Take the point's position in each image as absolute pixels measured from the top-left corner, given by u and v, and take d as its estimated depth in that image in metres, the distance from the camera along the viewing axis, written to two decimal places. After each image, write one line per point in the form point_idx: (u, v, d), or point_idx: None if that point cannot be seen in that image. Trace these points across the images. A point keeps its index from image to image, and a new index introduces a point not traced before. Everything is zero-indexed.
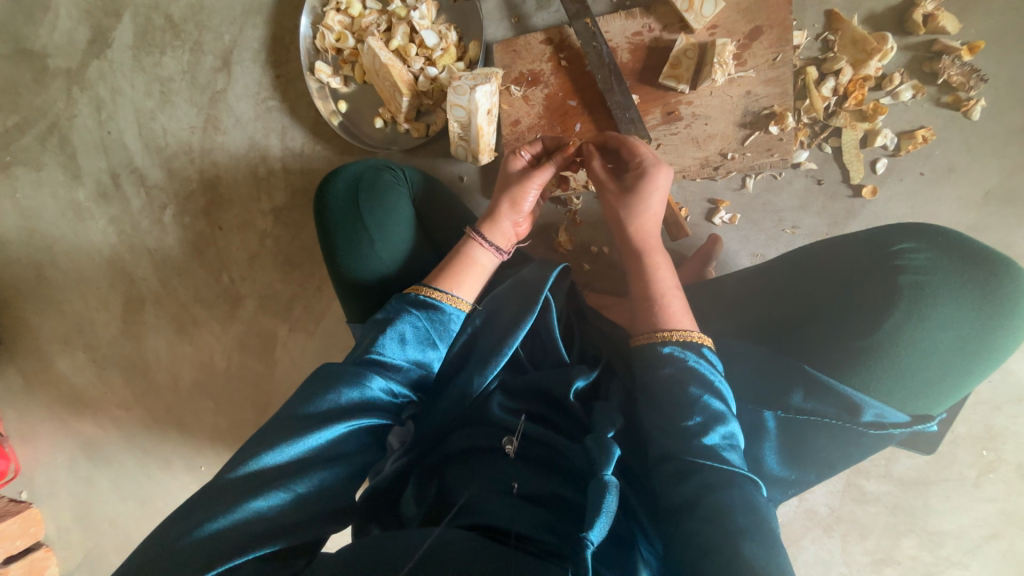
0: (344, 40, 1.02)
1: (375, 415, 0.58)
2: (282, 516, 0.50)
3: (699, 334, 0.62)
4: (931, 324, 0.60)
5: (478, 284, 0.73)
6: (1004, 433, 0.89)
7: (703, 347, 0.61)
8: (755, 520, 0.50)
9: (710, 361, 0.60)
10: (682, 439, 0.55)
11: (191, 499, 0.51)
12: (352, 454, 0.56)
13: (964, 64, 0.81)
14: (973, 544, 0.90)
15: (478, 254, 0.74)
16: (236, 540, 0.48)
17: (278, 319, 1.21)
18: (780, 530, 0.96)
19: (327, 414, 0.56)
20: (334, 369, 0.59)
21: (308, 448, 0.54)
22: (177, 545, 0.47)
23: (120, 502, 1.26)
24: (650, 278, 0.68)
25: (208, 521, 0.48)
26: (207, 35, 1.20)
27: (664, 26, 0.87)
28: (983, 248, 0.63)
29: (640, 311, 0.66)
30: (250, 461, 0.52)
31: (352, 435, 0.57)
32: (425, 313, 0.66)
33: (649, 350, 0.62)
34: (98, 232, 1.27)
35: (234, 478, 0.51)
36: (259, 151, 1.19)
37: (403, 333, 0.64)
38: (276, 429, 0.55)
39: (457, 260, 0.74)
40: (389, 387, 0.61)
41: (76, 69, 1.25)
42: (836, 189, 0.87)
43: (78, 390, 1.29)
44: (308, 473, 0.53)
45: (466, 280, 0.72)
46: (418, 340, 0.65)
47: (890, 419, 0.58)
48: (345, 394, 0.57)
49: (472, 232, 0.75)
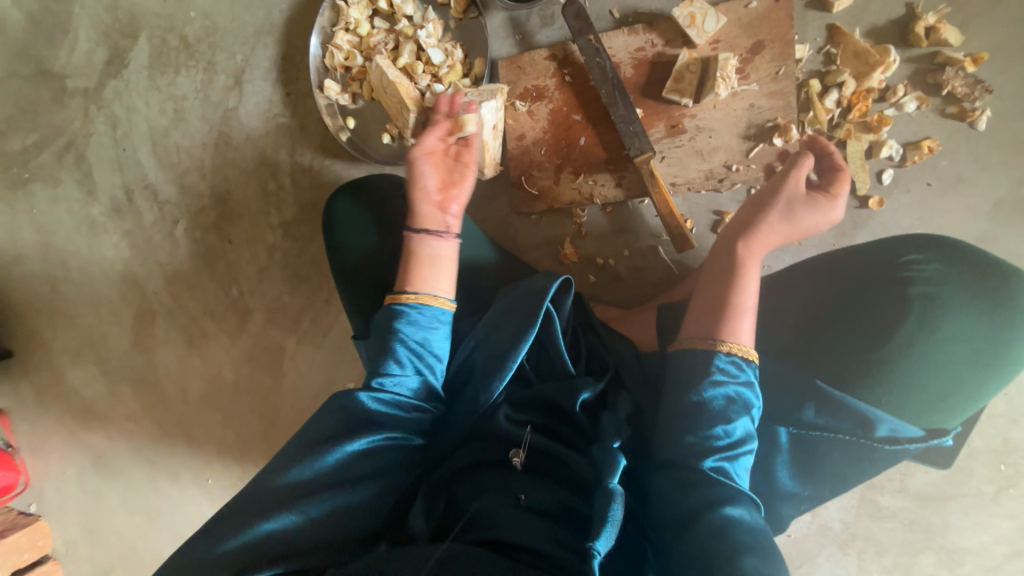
0: (353, 59, 1.04)
1: (389, 432, 0.60)
2: (298, 533, 0.52)
3: (750, 349, 0.60)
4: (942, 336, 0.60)
5: (448, 271, 0.72)
6: (1022, 447, 0.87)
7: (751, 363, 0.59)
8: (756, 537, 0.50)
9: (751, 376, 0.58)
10: (685, 448, 0.55)
11: (219, 513, 0.53)
12: (366, 471, 0.57)
13: (968, 75, 0.81)
14: (994, 562, 0.88)
15: (426, 246, 0.71)
16: (255, 557, 0.49)
17: (286, 332, 1.22)
18: (794, 546, 0.94)
19: (341, 433, 0.57)
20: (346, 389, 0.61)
21: (327, 466, 0.55)
22: (201, 560, 0.49)
23: (127, 515, 1.27)
24: (730, 290, 0.64)
25: (228, 539, 0.50)
26: (220, 55, 1.23)
27: (667, 41, 0.88)
28: (991, 259, 0.62)
29: None
30: (274, 478, 0.54)
31: (369, 452, 0.58)
32: (425, 325, 0.66)
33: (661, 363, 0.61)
34: (112, 246, 1.29)
35: (258, 495, 0.53)
36: (269, 166, 1.21)
37: (406, 347, 0.64)
38: (294, 450, 0.57)
39: (411, 261, 0.71)
40: (403, 404, 0.62)
41: (93, 88, 1.29)
42: (842, 200, 0.87)
43: (88, 403, 1.30)
44: (324, 491, 0.54)
45: (426, 275, 0.70)
46: (422, 352, 0.65)
47: (904, 434, 0.57)
48: (360, 412, 0.59)
49: (415, 231, 0.72)
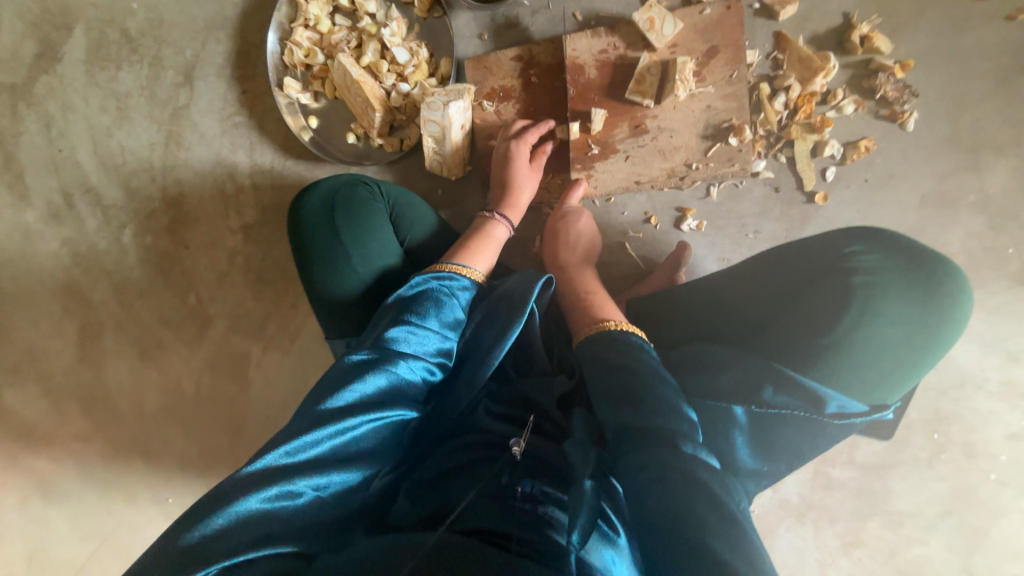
0: (313, 56, 1.01)
1: (403, 404, 0.61)
2: (290, 516, 0.50)
3: (629, 324, 0.70)
4: (881, 320, 0.65)
5: (493, 256, 0.83)
6: (952, 416, 0.95)
7: (636, 337, 0.68)
8: (721, 515, 0.48)
9: (649, 351, 0.65)
10: (656, 425, 0.55)
11: (203, 498, 0.51)
12: (365, 454, 0.57)
13: (898, 80, 0.88)
14: (930, 521, 0.96)
15: (493, 229, 0.85)
16: (241, 538, 0.47)
17: (250, 339, 1.17)
18: (757, 520, 1.00)
19: (344, 408, 0.57)
20: (353, 363, 0.61)
21: (328, 446, 0.55)
22: (182, 544, 0.47)
23: (77, 542, 1.18)
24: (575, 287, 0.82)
25: (212, 518, 0.48)
26: (167, 50, 1.16)
27: (629, 44, 0.91)
28: (922, 249, 0.69)
29: (577, 317, 0.76)
30: (266, 456, 0.53)
31: (372, 433, 0.58)
32: (444, 289, 0.71)
33: (591, 342, 0.68)
34: (50, 255, 1.20)
35: (248, 475, 0.51)
36: (226, 167, 1.16)
37: (419, 314, 0.67)
38: (284, 433, 0.56)
39: (478, 236, 0.84)
40: (412, 372, 0.63)
41: (22, 84, 1.19)
42: (792, 196, 0.92)
43: (27, 424, 1.20)
44: (318, 473, 0.53)
45: (483, 254, 0.81)
46: (436, 320, 0.67)
47: (851, 409, 0.63)
48: (370, 385, 0.60)
49: (490, 213, 0.87)
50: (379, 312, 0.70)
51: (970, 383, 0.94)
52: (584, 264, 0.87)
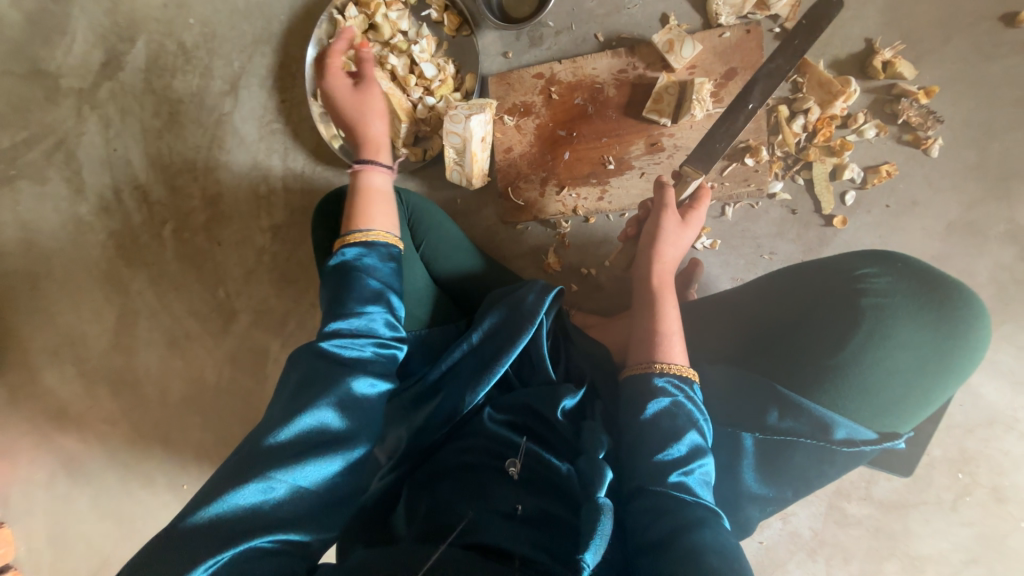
0: (348, 69, 1.07)
1: (371, 376, 0.59)
2: (279, 502, 0.49)
3: (690, 369, 0.65)
4: (891, 344, 0.63)
5: (387, 208, 0.77)
6: (979, 456, 0.90)
7: (691, 381, 0.64)
8: (725, 560, 0.51)
9: (697, 397, 0.63)
10: (661, 467, 0.58)
11: (204, 486, 0.50)
12: (346, 432, 0.54)
13: (921, 106, 0.86)
14: (953, 569, 0.90)
15: (371, 180, 0.79)
16: (241, 525, 0.47)
17: (271, 335, 1.22)
18: (766, 553, 0.96)
19: (317, 389, 0.55)
20: (320, 344, 0.59)
21: (308, 427, 0.53)
22: (184, 530, 0.46)
23: (97, 521, 1.24)
24: (657, 318, 0.70)
25: (208, 507, 0.47)
26: (217, 61, 1.26)
27: (648, 64, 0.94)
28: (937, 274, 0.67)
29: (637, 347, 0.69)
30: (255, 444, 0.51)
31: (346, 410, 0.55)
32: (359, 264, 0.67)
33: (645, 380, 0.64)
34: (97, 245, 1.29)
35: (240, 462, 0.50)
36: (261, 171, 1.23)
37: (344, 295, 0.63)
38: (274, 415, 0.54)
39: (359, 196, 0.77)
40: (369, 348, 0.61)
41: (88, 89, 1.31)
42: (809, 218, 0.91)
43: (62, 403, 1.27)
44: (300, 461, 0.51)
45: (377, 210, 0.75)
46: (364, 290, 0.64)
47: (860, 436, 0.61)
48: (330, 365, 0.57)
49: (359, 165, 0.80)
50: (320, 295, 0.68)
51: (1000, 423, 0.89)
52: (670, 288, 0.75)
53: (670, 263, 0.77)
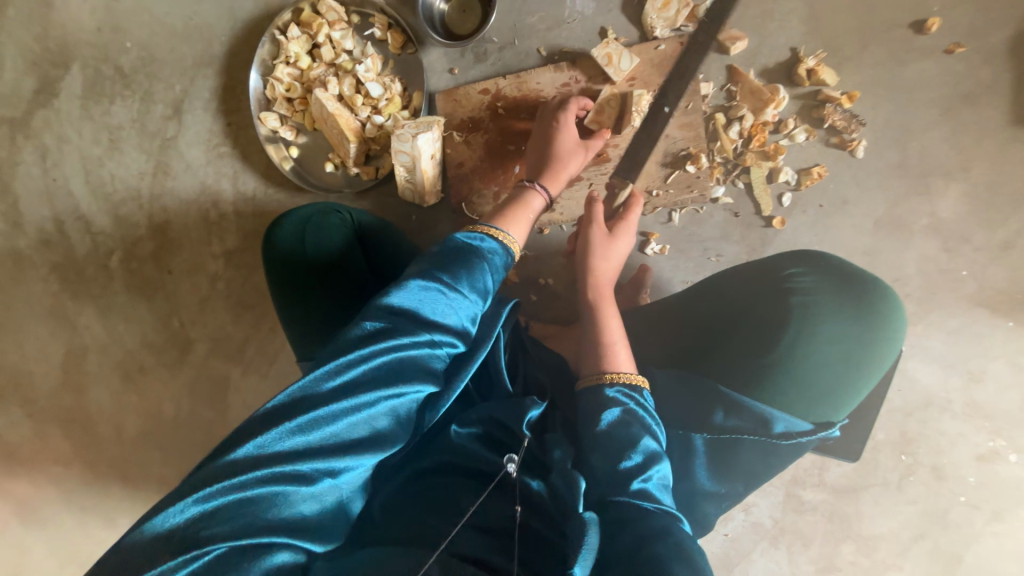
0: (294, 90, 1.06)
1: (423, 377, 0.59)
2: (298, 501, 0.49)
3: (641, 377, 0.68)
4: (819, 340, 0.67)
5: (527, 223, 0.80)
6: (919, 438, 0.95)
7: (642, 388, 0.67)
8: (693, 566, 0.52)
9: (645, 401, 0.66)
10: (620, 476, 0.59)
11: (197, 472, 0.48)
12: (380, 435, 0.55)
13: (845, 110, 0.91)
14: (903, 546, 0.95)
15: (532, 201, 0.82)
16: (237, 525, 0.45)
17: (230, 362, 1.19)
18: (731, 545, 0.99)
19: (364, 385, 0.54)
20: (370, 327, 0.57)
21: (347, 425, 0.53)
22: (176, 524, 0.45)
23: (55, 568, 1.19)
24: (601, 327, 0.76)
25: (210, 499, 0.46)
26: (157, 85, 1.22)
27: (589, 77, 0.96)
28: (856, 270, 0.71)
29: (586, 359, 0.73)
30: (278, 434, 0.49)
31: (388, 411, 0.55)
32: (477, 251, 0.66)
33: (594, 391, 0.67)
34: (40, 280, 1.24)
35: (256, 452, 0.48)
36: (211, 195, 1.20)
37: (452, 275, 0.62)
38: (299, 402, 0.51)
39: (516, 205, 0.80)
40: (434, 340, 0.60)
41: (20, 118, 1.25)
42: (751, 220, 0.95)
43: (9, 447, 1.21)
44: (332, 463, 0.51)
45: (519, 224, 0.78)
46: (468, 285, 0.63)
47: (797, 428, 0.64)
48: (385, 356, 0.56)
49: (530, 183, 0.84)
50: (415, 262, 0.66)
51: (935, 404, 0.94)
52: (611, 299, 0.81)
53: (607, 276, 0.83)
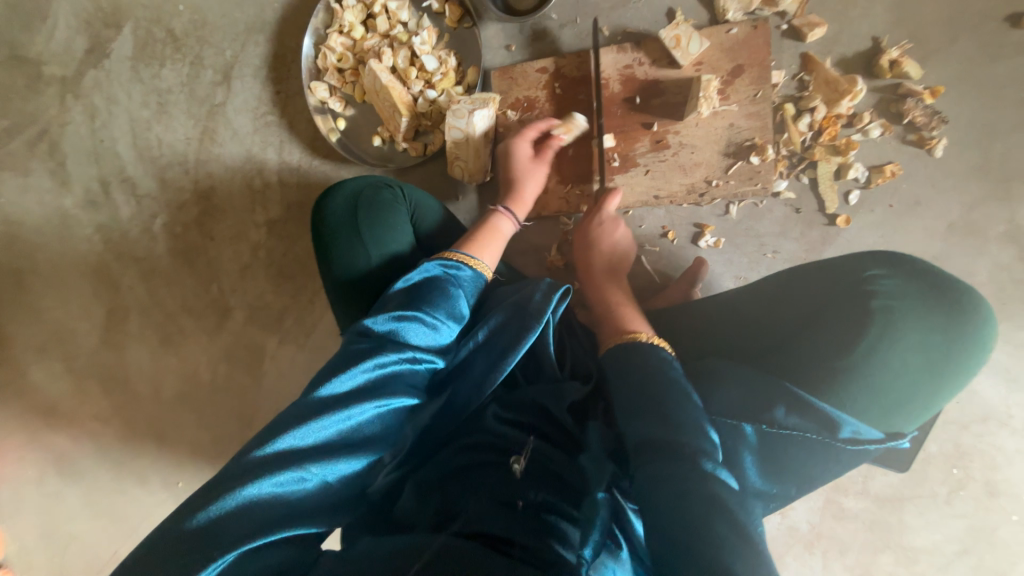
0: (346, 61, 1.04)
1: (405, 393, 0.60)
2: (300, 497, 0.50)
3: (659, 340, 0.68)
4: (898, 345, 0.64)
5: (498, 249, 0.82)
6: (973, 452, 0.92)
7: (662, 351, 0.66)
8: (736, 530, 0.48)
9: (674, 366, 0.64)
10: (670, 435, 0.55)
11: (210, 478, 0.50)
12: (370, 439, 0.56)
13: (927, 106, 0.86)
14: (945, 560, 0.93)
15: (500, 224, 0.85)
16: (252, 523, 0.47)
17: (267, 331, 1.20)
18: (765, 546, 0.98)
19: (348, 397, 0.56)
20: (354, 349, 0.61)
21: (339, 431, 0.54)
22: (189, 525, 0.46)
23: (89, 520, 1.22)
24: (608, 300, 0.81)
25: (214, 506, 0.47)
26: (208, 50, 1.21)
27: (654, 60, 0.92)
28: (945, 276, 0.68)
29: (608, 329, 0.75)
30: (277, 440, 0.51)
31: (375, 418, 0.57)
32: (450, 278, 0.72)
33: (618, 352, 0.68)
34: (85, 240, 1.25)
35: (259, 458, 0.50)
36: (256, 164, 1.20)
37: (428, 304, 0.67)
38: (292, 414, 0.54)
39: (483, 229, 0.84)
40: (410, 358, 0.63)
41: (71, 77, 1.26)
42: (813, 217, 0.92)
43: (50, 401, 1.24)
44: (326, 459, 0.52)
45: (490, 246, 0.81)
46: (443, 310, 0.68)
47: (866, 436, 0.61)
48: (364, 374, 0.58)
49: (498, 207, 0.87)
50: (384, 296, 0.70)
51: (994, 419, 0.91)
52: (617, 279, 0.86)
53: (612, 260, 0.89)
